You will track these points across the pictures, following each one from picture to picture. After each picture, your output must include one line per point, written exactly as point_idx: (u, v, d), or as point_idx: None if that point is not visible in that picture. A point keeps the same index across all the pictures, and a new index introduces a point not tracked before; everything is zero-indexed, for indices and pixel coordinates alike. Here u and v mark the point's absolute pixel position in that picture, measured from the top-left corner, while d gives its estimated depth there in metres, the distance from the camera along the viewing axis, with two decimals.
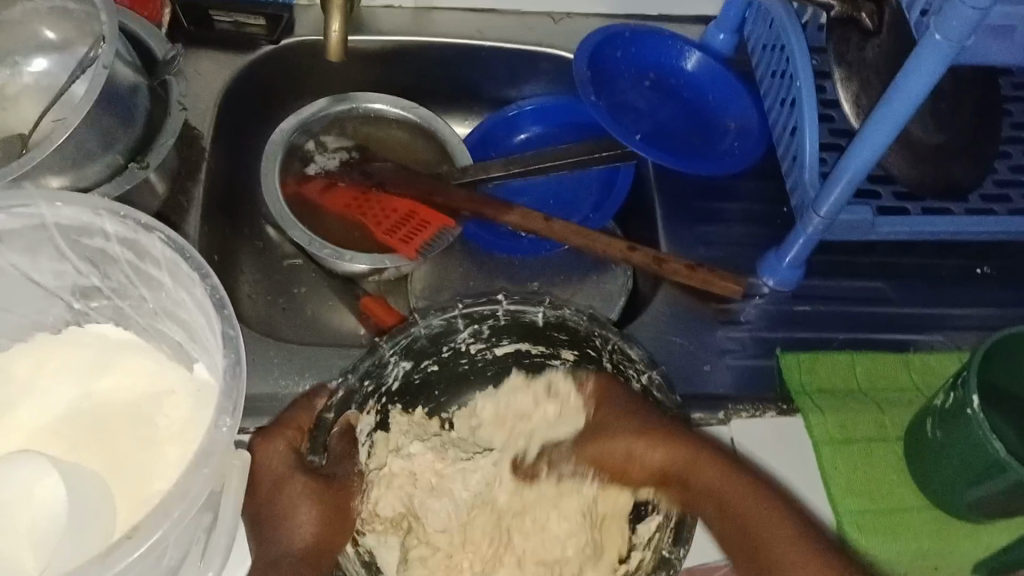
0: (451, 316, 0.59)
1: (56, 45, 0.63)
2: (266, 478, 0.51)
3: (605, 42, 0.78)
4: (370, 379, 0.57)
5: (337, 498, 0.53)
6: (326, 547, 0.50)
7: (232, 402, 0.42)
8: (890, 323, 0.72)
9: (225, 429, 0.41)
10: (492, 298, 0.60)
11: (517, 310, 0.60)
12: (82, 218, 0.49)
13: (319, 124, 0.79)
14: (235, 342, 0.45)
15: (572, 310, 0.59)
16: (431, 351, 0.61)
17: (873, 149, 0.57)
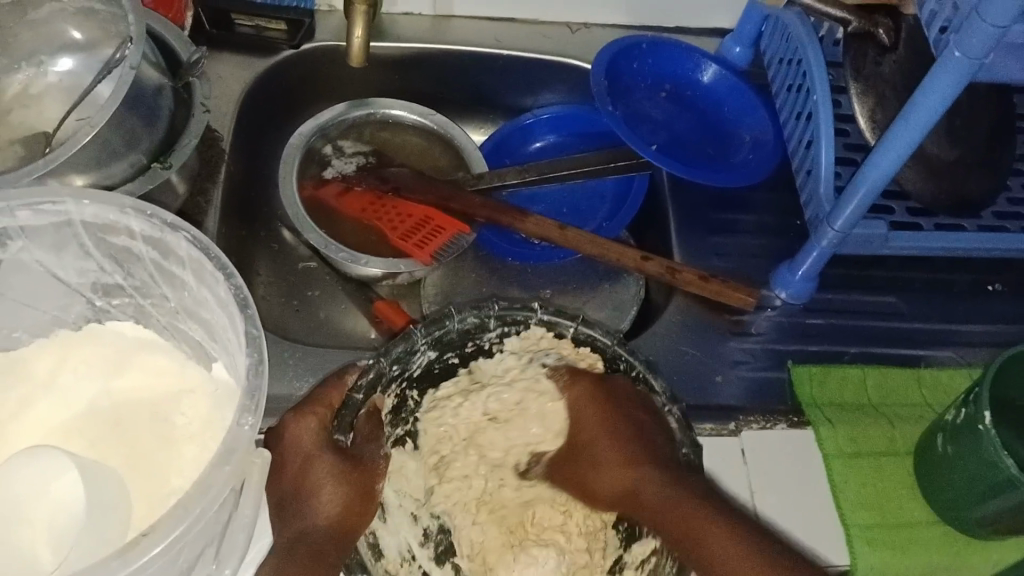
0: (485, 316, 0.58)
1: (81, 45, 0.64)
2: (291, 457, 0.53)
3: (623, 52, 0.78)
4: (398, 365, 0.56)
5: (359, 483, 0.54)
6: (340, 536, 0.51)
7: (252, 403, 0.43)
8: (901, 337, 0.72)
9: (246, 428, 0.41)
10: (528, 306, 0.58)
11: (549, 321, 0.59)
12: (108, 217, 0.49)
13: (337, 128, 0.80)
14: (258, 342, 0.45)
15: (602, 331, 0.58)
16: (457, 344, 0.59)
17: (891, 163, 0.57)
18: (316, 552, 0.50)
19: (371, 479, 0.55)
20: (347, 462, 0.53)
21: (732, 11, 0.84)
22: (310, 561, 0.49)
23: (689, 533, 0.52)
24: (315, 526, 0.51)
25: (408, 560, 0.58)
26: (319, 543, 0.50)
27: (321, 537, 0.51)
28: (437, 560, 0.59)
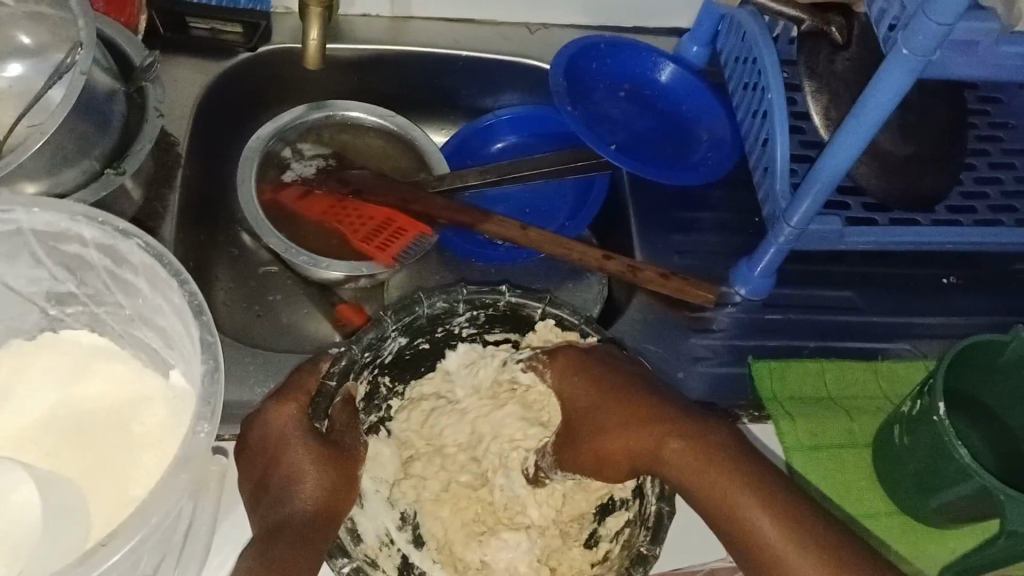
0: (454, 300, 0.58)
1: (31, 49, 0.63)
2: (271, 442, 0.52)
3: (581, 53, 0.79)
4: (370, 352, 0.56)
5: (343, 467, 0.53)
6: (329, 515, 0.51)
7: (209, 410, 0.42)
8: (860, 331, 0.73)
9: (202, 435, 0.41)
10: (496, 289, 0.58)
11: (518, 303, 0.59)
12: (59, 225, 0.48)
13: (296, 131, 0.79)
14: (213, 348, 0.45)
15: (570, 311, 0.59)
16: (428, 330, 0.59)
17: (844, 159, 0.58)
18: (307, 532, 0.49)
19: (353, 465, 0.54)
20: (328, 448, 0.53)
21: (689, 11, 0.85)
22: (292, 548, 0.48)
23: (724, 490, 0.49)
24: (302, 508, 0.50)
25: (386, 544, 0.56)
26: (308, 523, 0.50)
27: (309, 517, 0.50)
28: (415, 544, 0.59)
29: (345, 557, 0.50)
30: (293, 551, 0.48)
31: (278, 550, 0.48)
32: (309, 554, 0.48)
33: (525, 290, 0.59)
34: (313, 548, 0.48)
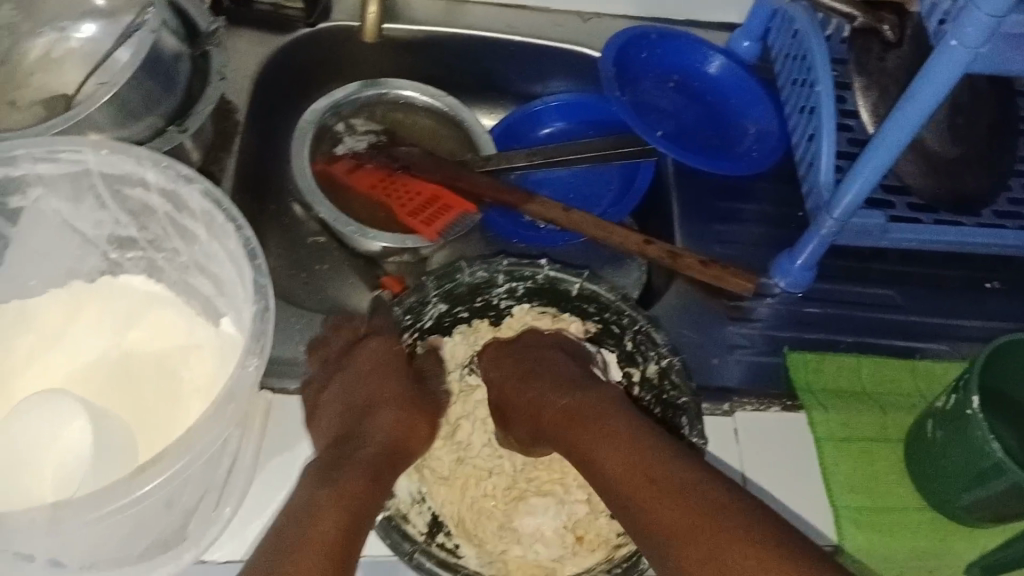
0: (495, 271, 0.60)
1: (103, 12, 0.65)
2: (367, 368, 0.59)
3: (631, 42, 0.80)
4: (410, 315, 0.60)
5: (426, 411, 0.60)
6: (403, 449, 0.56)
7: (256, 345, 0.44)
8: (898, 329, 0.73)
9: (251, 369, 0.43)
10: (535, 262, 0.61)
11: (556, 277, 0.61)
12: (125, 167, 0.51)
13: (350, 107, 0.81)
14: (264, 290, 0.47)
15: (607, 288, 0.61)
16: (467, 299, 0.63)
17: (891, 149, 0.58)
18: (381, 457, 0.54)
19: (433, 415, 0.60)
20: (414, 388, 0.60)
21: (741, 5, 0.85)
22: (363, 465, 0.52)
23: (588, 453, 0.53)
24: (376, 438, 0.55)
25: (417, 501, 0.57)
26: (381, 451, 0.55)
27: (385, 444, 0.55)
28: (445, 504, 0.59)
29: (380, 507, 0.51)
30: (365, 470, 0.52)
31: (352, 465, 0.52)
32: (378, 478, 0.52)
33: (564, 265, 0.62)
34: (380, 481, 0.52)
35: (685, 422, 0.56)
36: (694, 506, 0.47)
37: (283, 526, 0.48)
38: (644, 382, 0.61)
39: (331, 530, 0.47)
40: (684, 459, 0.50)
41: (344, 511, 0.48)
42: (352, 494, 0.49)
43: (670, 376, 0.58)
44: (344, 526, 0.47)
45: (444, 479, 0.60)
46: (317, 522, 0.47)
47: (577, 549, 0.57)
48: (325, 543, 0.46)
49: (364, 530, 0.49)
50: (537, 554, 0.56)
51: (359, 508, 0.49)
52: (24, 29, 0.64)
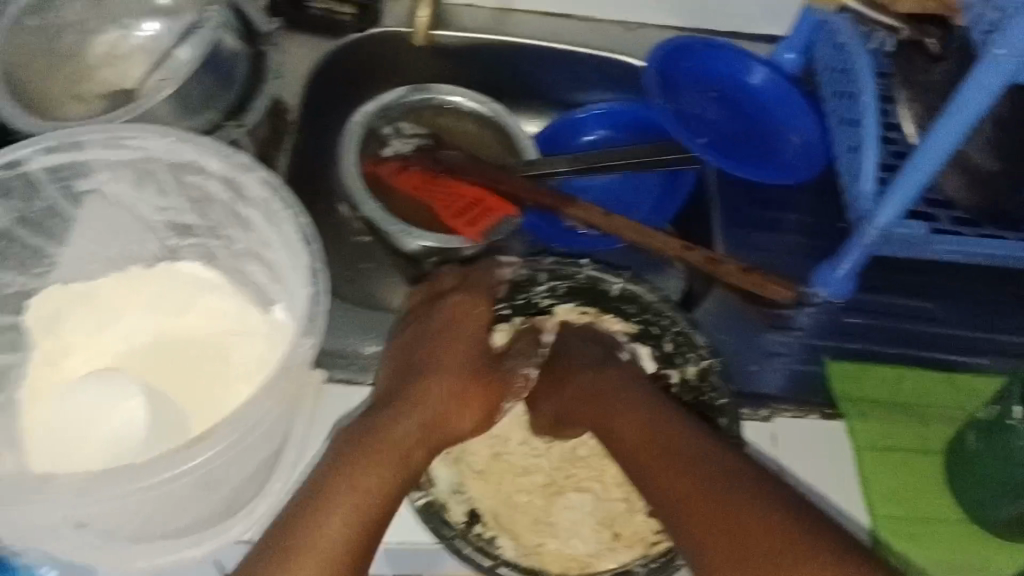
0: (537, 269, 0.63)
1: (167, 9, 0.68)
2: (444, 330, 0.62)
3: (675, 51, 0.81)
4: None
5: (494, 386, 0.62)
6: (445, 434, 0.58)
7: (312, 327, 0.49)
8: (938, 341, 0.73)
9: None
10: (577, 261, 0.63)
11: (598, 277, 0.63)
12: (188, 155, 0.54)
13: (397, 111, 0.83)
14: (320, 274, 0.50)
15: (647, 288, 0.62)
16: (509, 297, 0.65)
17: (934, 159, 0.58)
18: (407, 455, 0.54)
19: (502, 388, 0.63)
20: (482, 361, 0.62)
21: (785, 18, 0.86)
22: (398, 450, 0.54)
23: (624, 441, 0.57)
24: (422, 414, 0.57)
25: (457, 493, 0.58)
26: (410, 443, 0.55)
27: (415, 434, 0.56)
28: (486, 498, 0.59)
29: None
30: (385, 475, 0.52)
31: (370, 468, 0.52)
32: (396, 483, 0.53)
33: (606, 266, 0.64)
34: (405, 476, 0.53)
35: (723, 423, 0.57)
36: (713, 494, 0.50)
37: (297, 505, 0.50)
38: (683, 385, 0.60)
39: (344, 551, 0.49)
40: (695, 433, 0.54)
41: (355, 529, 0.50)
42: (364, 506, 0.51)
43: (709, 377, 0.59)
44: (356, 546, 0.49)
45: (480, 474, 0.60)
46: (328, 540, 0.49)
47: (615, 544, 0.57)
48: (336, 563, 0.48)
49: (376, 544, 0.51)
50: (573, 550, 0.56)
51: (374, 525, 0.50)
52: (91, 27, 0.67)
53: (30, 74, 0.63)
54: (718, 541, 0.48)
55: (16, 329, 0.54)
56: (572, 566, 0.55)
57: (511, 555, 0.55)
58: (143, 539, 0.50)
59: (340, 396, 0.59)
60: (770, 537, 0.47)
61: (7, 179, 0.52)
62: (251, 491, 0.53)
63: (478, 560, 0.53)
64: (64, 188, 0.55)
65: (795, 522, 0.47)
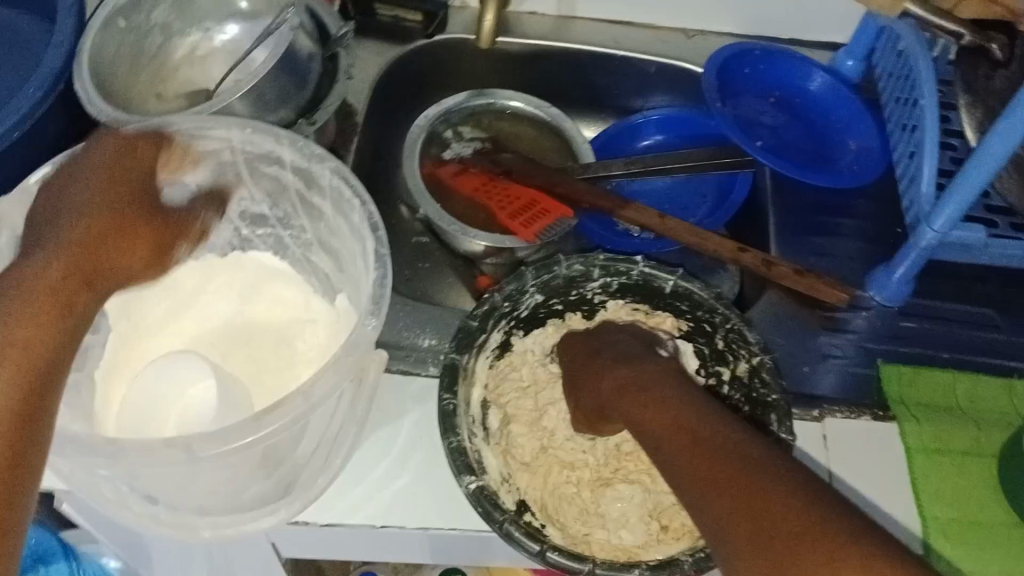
0: (591, 264, 0.63)
1: (246, 13, 0.73)
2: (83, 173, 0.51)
3: (735, 57, 0.82)
4: (509, 302, 0.62)
5: (154, 231, 0.55)
6: (95, 282, 0.50)
7: (375, 308, 0.51)
8: (997, 349, 0.72)
9: (370, 328, 0.50)
10: (631, 258, 0.64)
11: (651, 273, 0.64)
12: (265, 146, 0.58)
13: (459, 115, 0.86)
14: (383, 259, 0.53)
15: (699, 285, 0.63)
16: (563, 291, 0.65)
17: (992, 161, 0.58)
18: (64, 307, 0.47)
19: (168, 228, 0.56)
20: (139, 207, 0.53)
21: (846, 26, 0.87)
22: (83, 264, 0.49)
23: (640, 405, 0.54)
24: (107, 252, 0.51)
25: (506, 482, 0.59)
26: (59, 294, 0.47)
27: (65, 278, 0.48)
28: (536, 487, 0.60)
29: (473, 474, 0.54)
30: (31, 333, 0.45)
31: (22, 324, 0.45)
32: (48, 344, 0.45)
33: (659, 263, 0.64)
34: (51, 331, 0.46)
35: (774, 419, 0.57)
36: (718, 454, 0.47)
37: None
38: (734, 380, 0.62)
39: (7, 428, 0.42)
40: (727, 424, 0.50)
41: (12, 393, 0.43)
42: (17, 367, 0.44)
43: (760, 374, 0.59)
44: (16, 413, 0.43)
45: (527, 466, 0.61)
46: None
47: (662, 536, 0.57)
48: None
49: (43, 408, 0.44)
50: (621, 541, 0.57)
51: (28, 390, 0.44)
52: (175, 28, 0.71)
53: (115, 71, 0.67)
54: (739, 536, 0.44)
55: None
56: (619, 554, 0.55)
57: (559, 544, 0.53)
58: (211, 512, 0.56)
59: (397, 381, 0.63)
60: (802, 527, 0.42)
61: None
62: (311, 470, 0.56)
63: (530, 545, 0.51)
64: None
65: (820, 507, 0.43)
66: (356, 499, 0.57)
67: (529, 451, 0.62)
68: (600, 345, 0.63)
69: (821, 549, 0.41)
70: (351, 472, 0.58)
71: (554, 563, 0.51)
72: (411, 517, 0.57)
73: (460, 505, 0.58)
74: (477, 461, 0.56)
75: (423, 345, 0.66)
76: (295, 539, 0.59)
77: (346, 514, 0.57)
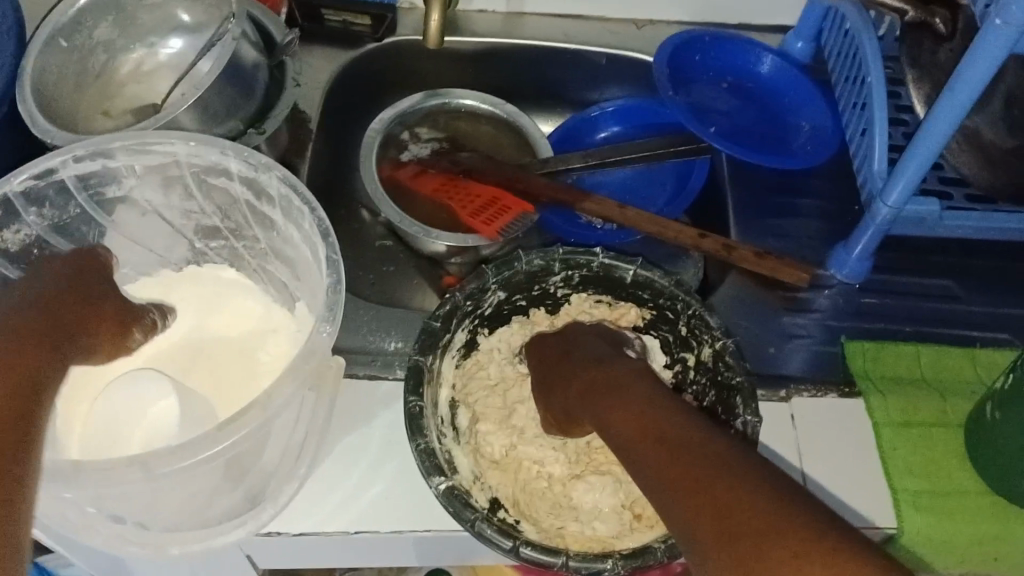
0: (551, 259, 0.63)
1: (189, 26, 0.72)
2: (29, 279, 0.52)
3: (684, 45, 0.82)
4: (472, 301, 0.62)
5: (97, 317, 0.53)
6: (53, 335, 0.49)
7: (330, 315, 0.51)
8: (957, 319, 0.73)
9: (325, 334, 0.50)
10: (590, 250, 0.64)
11: (611, 264, 0.64)
12: (211, 157, 0.57)
13: (414, 116, 0.85)
14: (337, 265, 0.53)
15: (659, 272, 0.63)
16: (525, 287, 0.65)
17: (938, 139, 0.58)
18: (20, 358, 0.47)
19: (118, 323, 0.55)
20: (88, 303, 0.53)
21: (794, 9, 0.87)
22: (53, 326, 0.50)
23: (603, 401, 0.53)
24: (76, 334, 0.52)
25: (478, 480, 0.59)
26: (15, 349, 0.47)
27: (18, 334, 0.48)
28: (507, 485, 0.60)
29: (442, 476, 0.53)
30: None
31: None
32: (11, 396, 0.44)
33: (618, 254, 0.64)
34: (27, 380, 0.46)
35: (739, 402, 0.57)
36: (680, 447, 0.46)
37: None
38: (699, 365, 0.63)
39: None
40: (691, 420, 0.48)
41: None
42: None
43: (723, 357, 0.59)
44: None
45: (497, 464, 0.61)
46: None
47: (636, 525, 0.57)
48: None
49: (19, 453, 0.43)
50: (595, 531, 0.57)
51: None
52: (119, 45, 0.71)
53: (60, 91, 0.66)
54: (706, 538, 0.42)
55: None
56: (594, 545, 0.55)
57: (532, 539, 0.53)
58: (179, 529, 0.54)
59: (363, 387, 0.62)
60: (770, 529, 0.40)
61: (40, 189, 0.55)
62: (279, 478, 0.56)
63: (502, 542, 0.51)
64: (94, 195, 0.58)
65: (788, 506, 0.41)
66: (327, 509, 0.57)
67: (498, 450, 0.61)
68: (566, 345, 0.62)
69: (787, 549, 0.39)
70: (320, 479, 0.58)
71: (528, 558, 0.51)
72: (384, 522, 0.57)
73: (433, 507, 0.58)
74: (446, 463, 0.56)
75: (387, 349, 0.66)
76: (269, 551, 0.58)
77: (319, 522, 0.56)
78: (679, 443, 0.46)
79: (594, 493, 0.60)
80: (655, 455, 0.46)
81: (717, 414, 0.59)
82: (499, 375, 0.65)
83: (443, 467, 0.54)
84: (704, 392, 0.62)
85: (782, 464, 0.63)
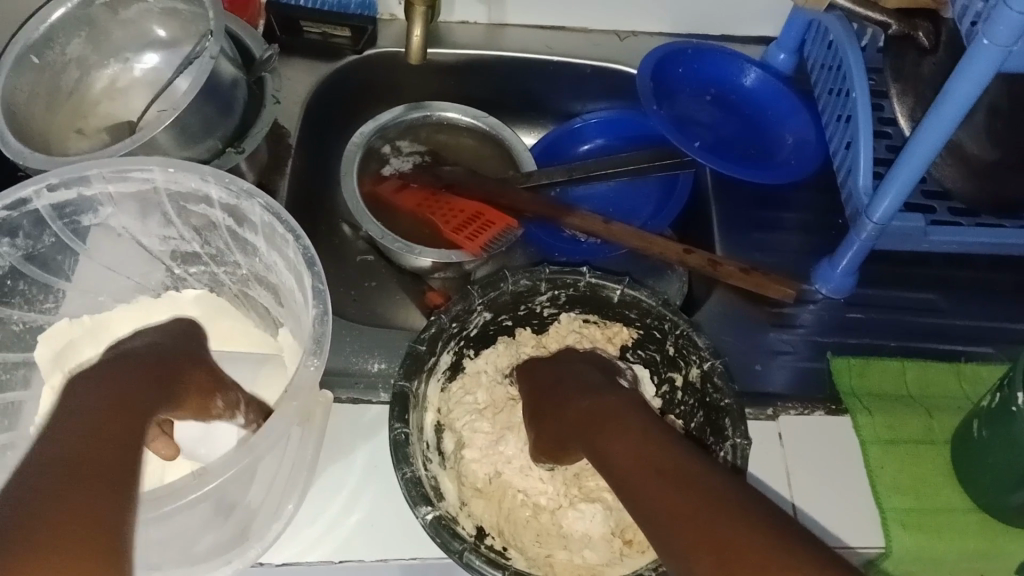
0: (537, 279, 0.62)
1: (165, 42, 0.71)
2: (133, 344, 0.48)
3: (668, 57, 0.82)
4: (457, 322, 0.61)
5: (170, 379, 0.46)
6: (140, 387, 0.44)
7: (316, 347, 0.50)
8: (940, 333, 0.73)
9: (312, 368, 0.49)
10: (577, 270, 0.63)
11: (598, 284, 0.63)
12: (190, 183, 0.55)
13: (396, 129, 0.84)
14: (322, 295, 0.52)
15: (646, 292, 0.62)
16: (511, 307, 0.64)
17: (925, 156, 0.57)
18: (104, 417, 0.40)
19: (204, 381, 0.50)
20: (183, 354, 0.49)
21: (775, 21, 0.87)
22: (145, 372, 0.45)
23: (603, 428, 0.52)
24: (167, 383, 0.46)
25: (462, 506, 0.58)
26: (96, 413, 0.40)
27: (101, 394, 0.41)
28: (493, 509, 0.59)
29: (429, 505, 0.52)
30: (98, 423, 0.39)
31: (67, 421, 0.39)
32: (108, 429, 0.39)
33: (605, 273, 0.64)
34: (129, 424, 0.41)
35: (728, 424, 0.56)
36: (681, 476, 0.45)
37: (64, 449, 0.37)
38: (688, 384, 0.62)
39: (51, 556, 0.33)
40: (692, 452, 0.47)
41: (55, 514, 0.34)
42: (63, 474, 0.36)
43: (712, 378, 0.58)
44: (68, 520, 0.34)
45: (480, 492, 0.60)
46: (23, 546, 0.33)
47: (626, 551, 0.57)
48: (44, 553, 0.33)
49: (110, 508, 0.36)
50: (585, 560, 0.56)
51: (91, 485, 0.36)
52: (92, 62, 0.69)
53: (32, 111, 0.64)
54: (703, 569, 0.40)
55: (29, 364, 0.58)
56: None
57: (521, 570, 0.51)
58: None
59: (348, 411, 0.61)
60: (766, 561, 0.39)
61: (12, 220, 0.54)
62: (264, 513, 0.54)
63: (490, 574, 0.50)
64: (69, 224, 0.57)
65: (783, 544, 0.39)
66: (310, 539, 0.56)
67: (483, 475, 0.61)
68: (561, 370, 0.61)
69: None
70: (304, 513, 0.57)
71: None
72: (369, 552, 0.56)
73: (421, 536, 0.57)
74: (433, 491, 0.55)
75: (372, 371, 0.65)
76: None
77: (304, 550, 0.56)
78: (676, 468, 0.46)
79: (583, 517, 0.60)
80: (657, 480, 0.45)
81: (706, 434, 0.59)
82: (484, 395, 0.65)
83: (431, 494, 0.53)
84: (692, 412, 0.62)
85: (770, 484, 0.62)
